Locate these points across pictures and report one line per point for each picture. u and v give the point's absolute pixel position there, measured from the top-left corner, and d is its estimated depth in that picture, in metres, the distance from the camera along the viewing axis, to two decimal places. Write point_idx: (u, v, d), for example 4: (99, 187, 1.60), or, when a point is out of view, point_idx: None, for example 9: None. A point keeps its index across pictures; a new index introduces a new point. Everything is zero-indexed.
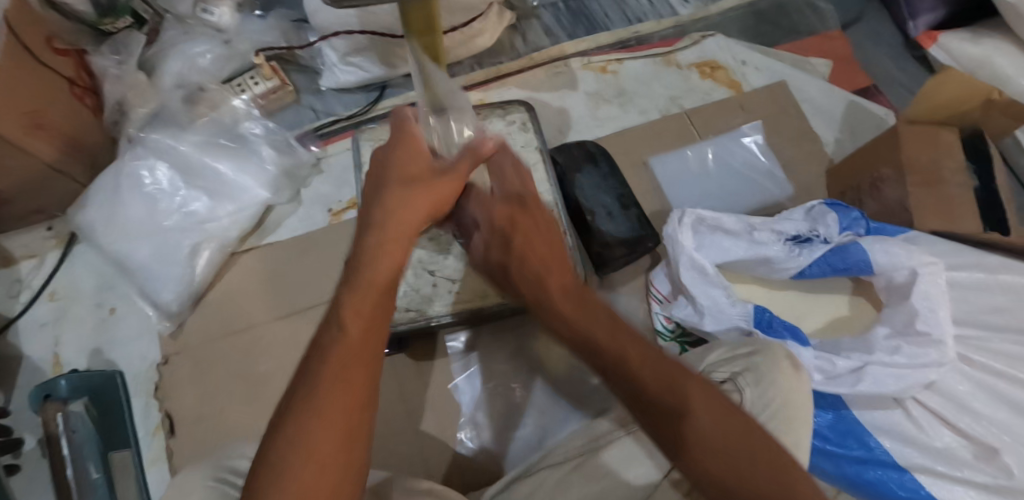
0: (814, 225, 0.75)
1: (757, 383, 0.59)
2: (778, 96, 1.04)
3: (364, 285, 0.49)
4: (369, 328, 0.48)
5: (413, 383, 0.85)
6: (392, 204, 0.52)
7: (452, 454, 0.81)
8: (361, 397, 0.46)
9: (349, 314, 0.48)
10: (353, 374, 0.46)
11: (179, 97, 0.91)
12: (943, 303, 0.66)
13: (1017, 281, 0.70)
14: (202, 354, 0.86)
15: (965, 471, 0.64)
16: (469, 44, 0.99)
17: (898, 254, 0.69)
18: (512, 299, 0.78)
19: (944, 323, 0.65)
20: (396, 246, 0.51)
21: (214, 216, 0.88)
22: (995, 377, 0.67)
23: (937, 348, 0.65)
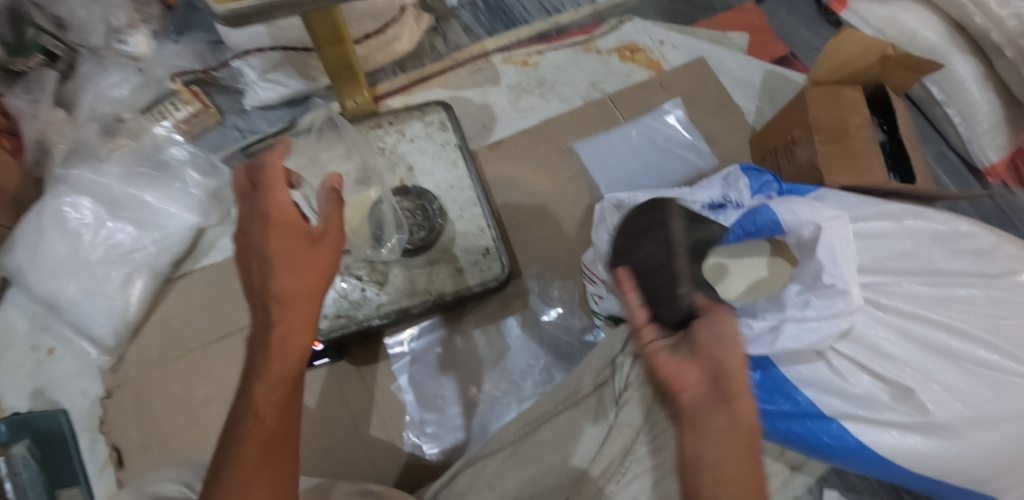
0: (727, 191, 0.78)
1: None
2: (696, 72, 1.06)
3: (280, 354, 0.56)
4: (283, 400, 0.56)
5: (356, 388, 0.85)
6: (282, 273, 0.56)
7: (400, 454, 0.82)
8: (282, 470, 0.54)
9: (262, 395, 0.55)
10: (274, 452, 0.54)
11: (95, 129, 0.91)
12: (847, 256, 0.68)
13: (918, 225, 0.73)
14: (142, 385, 0.86)
15: (885, 413, 0.68)
16: (387, 49, 1.00)
17: (804, 212, 0.71)
18: (439, 295, 0.79)
19: (849, 272, 0.68)
20: (300, 313, 0.57)
21: (141, 246, 0.88)
22: (903, 319, 0.70)
23: (843, 297, 0.67)
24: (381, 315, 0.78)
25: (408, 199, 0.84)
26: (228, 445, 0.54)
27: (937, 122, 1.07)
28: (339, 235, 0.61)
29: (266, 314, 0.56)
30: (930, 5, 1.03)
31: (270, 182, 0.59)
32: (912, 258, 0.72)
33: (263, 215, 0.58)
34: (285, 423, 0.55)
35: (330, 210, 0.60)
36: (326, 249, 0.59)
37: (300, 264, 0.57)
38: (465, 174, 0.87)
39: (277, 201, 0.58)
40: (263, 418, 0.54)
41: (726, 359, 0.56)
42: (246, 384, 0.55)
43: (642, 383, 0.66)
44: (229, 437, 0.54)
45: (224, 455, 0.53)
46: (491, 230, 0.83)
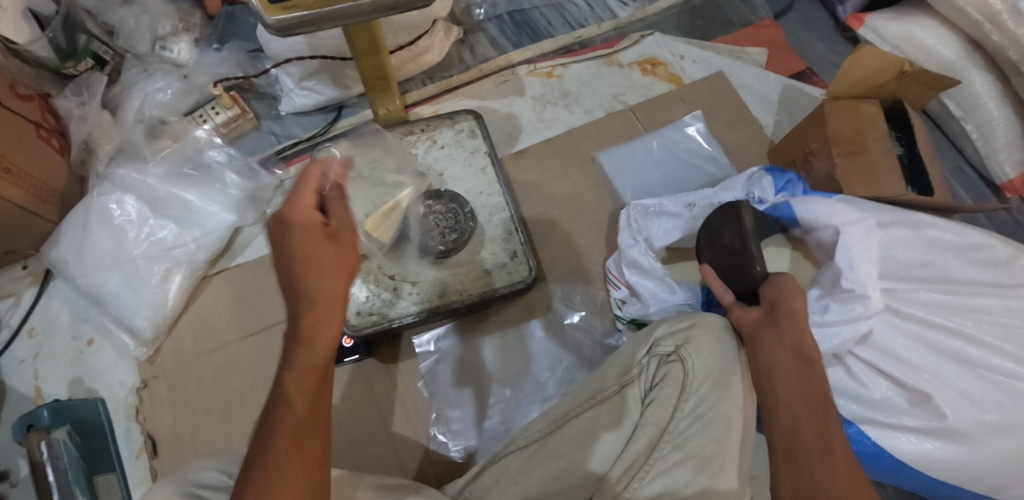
0: (750, 188, 0.80)
1: (698, 352, 0.68)
2: (716, 86, 1.09)
3: (309, 345, 0.56)
4: (311, 389, 0.55)
5: (383, 385, 0.87)
6: (308, 270, 0.57)
7: (426, 450, 0.84)
8: (313, 460, 0.53)
9: (294, 384, 0.54)
10: (306, 441, 0.53)
11: (141, 131, 0.96)
12: (866, 262, 0.70)
13: (939, 234, 0.75)
14: (178, 377, 0.90)
15: (902, 418, 0.70)
16: (418, 60, 1.04)
17: (822, 213, 0.73)
18: (468, 295, 0.82)
19: (869, 279, 0.69)
20: (323, 307, 0.57)
21: (181, 242, 0.91)
22: (922, 326, 0.71)
23: (863, 301, 0.69)
24: (412, 313, 0.81)
25: (441, 201, 0.85)
26: (262, 435, 0.53)
27: (954, 137, 1.09)
28: (352, 231, 0.62)
29: (294, 309, 0.57)
30: (947, 24, 1.06)
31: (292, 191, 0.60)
32: (936, 266, 0.74)
33: (280, 217, 0.59)
34: (316, 417, 0.55)
35: (339, 206, 0.62)
36: (343, 246, 0.60)
37: (322, 259, 0.58)
38: (494, 180, 0.90)
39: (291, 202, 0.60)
40: (295, 409, 0.54)
41: (785, 294, 0.68)
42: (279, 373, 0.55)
43: (670, 386, 0.68)
44: (263, 426, 0.54)
45: (258, 444, 0.53)
46: (518, 234, 0.86)
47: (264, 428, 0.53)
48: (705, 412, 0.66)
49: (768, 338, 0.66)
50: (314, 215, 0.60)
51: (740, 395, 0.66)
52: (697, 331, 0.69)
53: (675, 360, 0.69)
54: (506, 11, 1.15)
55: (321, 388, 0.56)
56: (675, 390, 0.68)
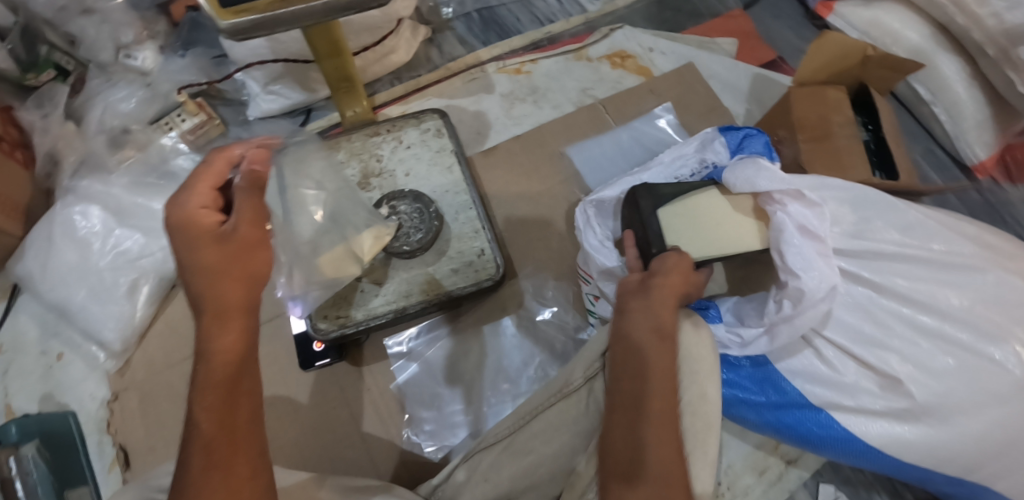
0: (702, 155, 0.80)
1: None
2: (685, 77, 1.09)
3: (211, 361, 0.55)
4: (223, 403, 0.54)
5: (355, 388, 0.87)
6: (204, 286, 0.55)
7: (399, 451, 0.84)
8: (241, 468, 0.54)
9: (207, 373, 0.54)
10: (220, 455, 0.53)
11: (104, 141, 0.95)
12: (807, 242, 0.68)
13: (920, 217, 0.73)
14: (149, 388, 0.89)
15: (872, 402, 0.69)
16: (384, 60, 1.03)
17: (743, 185, 0.73)
18: (436, 294, 0.81)
19: (804, 263, 0.68)
20: (221, 325, 0.55)
21: (148, 252, 0.90)
22: (901, 302, 0.71)
23: (811, 287, 0.67)
24: (377, 315, 0.80)
25: (405, 200, 0.85)
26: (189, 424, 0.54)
27: (925, 122, 1.09)
28: (255, 225, 0.59)
29: (197, 322, 0.56)
30: (912, 8, 1.06)
31: (176, 193, 0.57)
32: (906, 240, 0.72)
33: (168, 220, 0.57)
34: (234, 404, 0.55)
35: (243, 201, 0.58)
36: (239, 244, 0.57)
37: (218, 267, 0.56)
38: (460, 178, 0.89)
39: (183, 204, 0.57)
40: (213, 399, 0.54)
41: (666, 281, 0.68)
42: (198, 364, 0.55)
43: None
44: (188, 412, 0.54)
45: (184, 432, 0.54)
46: (485, 232, 0.85)
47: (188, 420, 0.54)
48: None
49: (636, 306, 0.67)
50: (208, 215, 0.57)
51: (706, 382, 0.66)
52: (656, 320, 0.68)
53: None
54: (474, 9, 1.14)
55: (236, 379, 0.55)
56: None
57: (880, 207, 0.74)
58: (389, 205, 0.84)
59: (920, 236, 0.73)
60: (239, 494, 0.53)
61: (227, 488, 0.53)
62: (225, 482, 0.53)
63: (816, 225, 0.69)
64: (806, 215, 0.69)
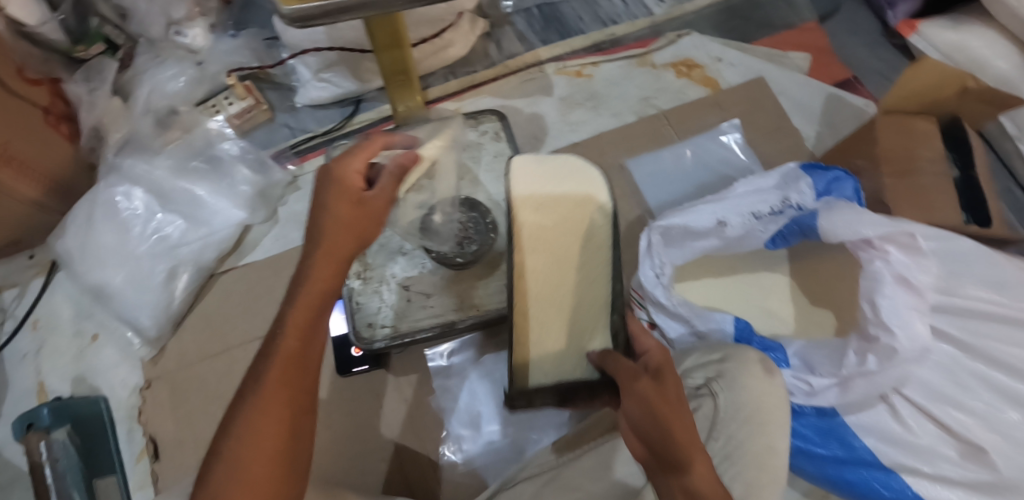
0: (785, 193, 0.74)
1: (729, 386, 0.64)
2: (754, 92, 1.03)
3: (311, 282, 0.57)
4: (305, 340, 0.56)
5: (392, 398, 0.84)
6: (327, 225, 0.58)
7: (435, 467, 0.81)
8: (301, 400, 0.55)
9: (306, 294, 0.57)
10: (291, 378, 0.55)
11: (149, 121, 0.91)
12: (901, 294, 0.65)
13: (1012, 277, 0.69)
14: (182, 379, 0.86)
15: (949, 469, 0.66)
16: (441, 54, 0.99)
17: (842, 231, 0.70)
18: (486, 311, 0.77)
19: (898, 319, 0.65)
20: (326, 267, 0.58)
21: (188, 240, 0.88)
22: (988, 365, 0.68)
23: (905, 341, 0.64)
24: (425, 327, 0.77)
25: (462, 210, 0.80)
26: (246, 413, 0.53)
27: (1007, 159, 1.02)
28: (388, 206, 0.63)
29: (307, 247, 0.59)
30: (1007, 34, 0.99)
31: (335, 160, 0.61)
32: (997, 297, 0.69)
33: (326, 172, 0.60)
34: (316, 328, 0.57)
35: (387, 180, 0.62)
36: (374, 211, 0.61)
37: (338, 226, 0.58)
38: None
39: (318, 219, 0.59)
40: (273, 393, 0.54)
41: (652, 397, 0.55)
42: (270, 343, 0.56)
43: (699, 422, 0.64)
44: (247, 391, 0.55)
45: (235, 408, 0.54)
46: None
47: (250, 396, 0.54)
48: (733, 452, 0.61)
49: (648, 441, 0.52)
50: (356, 180, 0.61)
51: (776, 432, 0.62)
52: (731, 366, 0.66)
53: (705, 393, 0.66)
54: (534, 4, 1.09)
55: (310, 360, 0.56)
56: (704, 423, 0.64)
57: (974, 263, 0.70)
58: None
59: (1014, 294, 0.68)
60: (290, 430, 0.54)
61: (281, 426, 0.53)
62: (281, 419, 0.53)
63: (917, 277, 0.66)
64: (906, 265, 0.66)
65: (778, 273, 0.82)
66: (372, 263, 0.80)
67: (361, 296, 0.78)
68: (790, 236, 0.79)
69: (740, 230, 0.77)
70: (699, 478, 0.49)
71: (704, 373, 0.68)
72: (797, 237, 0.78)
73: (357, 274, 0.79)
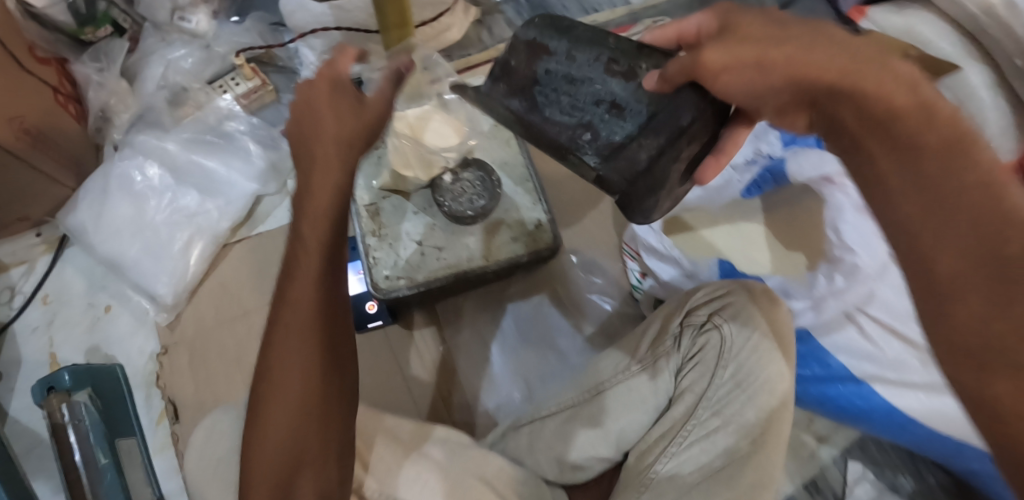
0: (758, 146, 0.85)
1: (735, 319, 0.69)
2: None
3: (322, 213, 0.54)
4: (329, 262, 0.55)
5: (405, 351, 0.89)
6: (327, 137, 0.54)
7: (449, 412, 0.86)
8: (334, 328, 0.56)
9: (324, 213, 0.54)
10: (324, 307, 0.55)
11: (162, 98, 0.95)
12: (863, 223, 0.74)
13: None
14: (200, 343, 0.89)
15: (914, 376, 0.76)
16: (439, 38, 1.06)
17: (807, 171, 0.79)
18: (496, 262, 0.83)
19: (858, 241, 0.73)
20: (353, 181, 0.55)
21: (204, 210, 0.91)
22: None
23: (867, 259, 0.73)
24: (440, 277, 0.82)
25: (469, 168, 0.84)
26: (283, 347, 0.54)
27: None
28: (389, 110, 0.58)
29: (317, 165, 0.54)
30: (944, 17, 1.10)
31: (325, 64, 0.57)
32: None
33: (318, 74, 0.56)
34: (338, 251, 0.56)
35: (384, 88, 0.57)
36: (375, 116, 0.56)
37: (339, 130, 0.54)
38: (518, 152, 0.90)
39: (307, 127, 0.55)
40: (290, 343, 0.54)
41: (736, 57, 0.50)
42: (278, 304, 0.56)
43: (708, 353, 0.70)
44: (274, 323, 0.55)
45: (266, 342, 0.55)
46: (543, 204, 0.86)
47: (283, 331, 0.54)
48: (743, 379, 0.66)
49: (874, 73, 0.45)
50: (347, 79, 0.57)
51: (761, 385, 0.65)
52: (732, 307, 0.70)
53: (711, 327, 0.70)
54: None
55: (330, 304, 0.55)
56: (712, 358, 0.69)
57: None
58: (453, 172, 0.84)
59: None
60: (333, 356, 0.56)
61: (323, 351, 0.55)
62: (320, 346, 0.54)
63: None
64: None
65: (751, 220, 0.88)
66: (386, 222, 0.84)
67: (377, 251, 0.82)
68: (763, 185, 0.87)
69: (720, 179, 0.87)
70: (880, 89, 0.44)
71: (711, 307, 0.71)
72: (768, 186, 0.87)
73: (371, 232, 0.83)
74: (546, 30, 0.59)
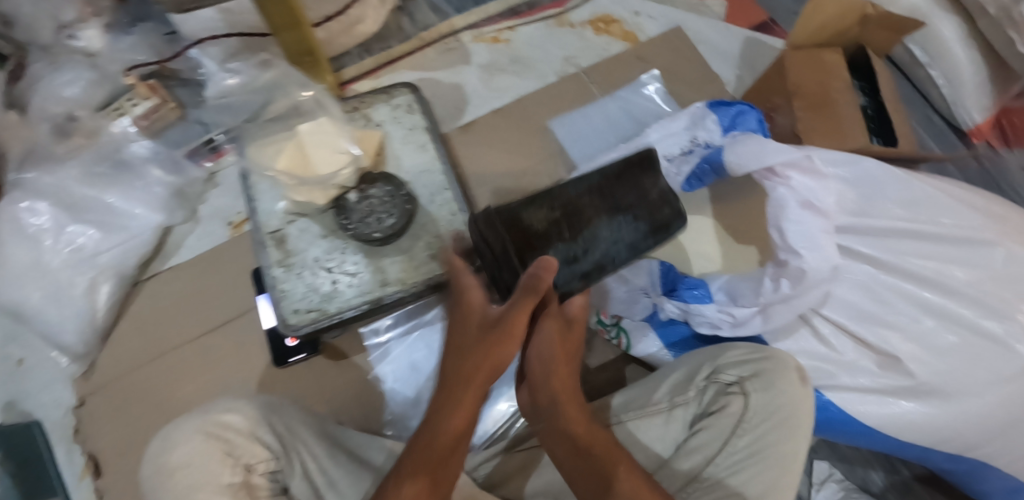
0: (694, 134, 0.77)
1: (766, 388, 0.63)
2: (674, 43, 1.04)
3: (461, 395, 0.58)
4: (447, 448, 0.57)
5: (334, 382, 0.83)
6: (472, 349, 0.60)
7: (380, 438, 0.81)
8: (443, 475, 0.56)
9: (452, 372, 0.60)
10: (437, 461, 0.56)
11: (49, 129, 0.87)
12: (813, 223, 0.65)
13: (925, 191, 0.72)
14: (117, 390, 0.83)
15: (871, 380, 0.69)
16: (350, 32, 0.96)
17: (748, 161, 0.68)
18: (413, 285, 0.76)
19: (802, 242, 0.65)
20: (483, 368, 0.59)
21: (105, 249, 0.84)
22: (902, 278, 0.70)
23: (815, 264, 0.65)
24: (355, 306, 0.75)
25: (377, 185, 0.78)
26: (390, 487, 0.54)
27: (922, 87, 1.01)
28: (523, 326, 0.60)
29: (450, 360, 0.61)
30: None
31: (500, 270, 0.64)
32: (912, 215, 0.71)
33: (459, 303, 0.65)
34: (461, 421, 0.58)
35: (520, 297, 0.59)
36: (510, 326, 0.59)
37: (481, 348, 0.59)
38: (435, 157, 0.83)
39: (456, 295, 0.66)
40: (430, 453, 0.56)
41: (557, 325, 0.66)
42: (420, 434, 0.58)
43: (727, 419, 0.63)
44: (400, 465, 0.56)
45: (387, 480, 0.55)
46: (463, 214, 0.79)
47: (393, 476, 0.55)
48: (760, 449, 0.61)
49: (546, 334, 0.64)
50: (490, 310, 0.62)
51: (804, 440, 0.62)
52: (769, 368, 0.64)
53: (738, 392, 0.64)
54: None
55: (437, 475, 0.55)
56: (732, 422, 0.63)
57: (884, 184, 0.72)
58: (360, 189, 0.78)
59: (925, 210, 0.71)
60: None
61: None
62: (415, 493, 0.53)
63: (821, 200, 0.66)
64: (811, 188, 0.66)
65: (699, 217, 0.83)
66: (295, 249, 0.77)
67: (285, 283, 0.76)
68: (705, 179, 0.77)
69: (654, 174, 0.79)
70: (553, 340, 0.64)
71: (740, 370, 0.65)
72: (710, 178, 0.77)
73: (278, 262, 0.77)
74: (609, 247, 0.69)
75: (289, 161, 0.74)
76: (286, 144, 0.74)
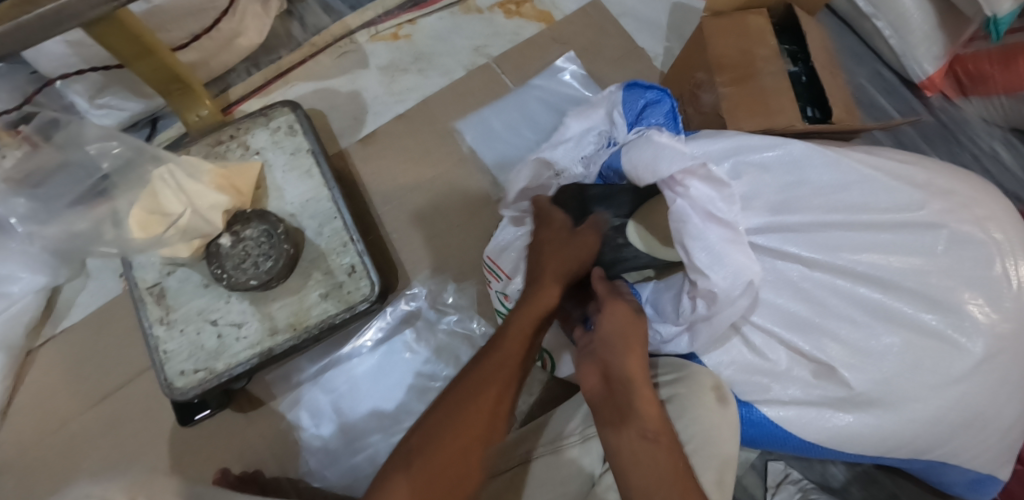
0: (605, 127, 0.69)
1: (678, 416, 0.59)
2: (592, 19, 0.94)
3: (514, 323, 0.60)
4: (502, 376, 0.57)
5: (247, 435, 0.78)
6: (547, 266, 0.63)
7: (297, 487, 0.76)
8: (487, 417, 0.55)
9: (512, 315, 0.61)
10: (482, 401, 0.56)
11: None
12: (719, 234, 0.57)
13: (867, 171, 0.63)
14: (21, 469, 0.78)
15: (803, 391, 0.62)
16: (229, 46, 0.85)
17: (646, 172, 0.62)
18: (304, 330, 0.70)
19: (708, 260, 0.57)
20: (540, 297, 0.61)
21: None
22: (834, 275, 0.62)
23: (728, 282, 0.57)
24: (244, 360, 0.69)
25: (252, 225, 0.71)
26: (442, 417, 0.55)
27: (869, 39, 0.91)
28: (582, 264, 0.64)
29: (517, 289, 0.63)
30: None
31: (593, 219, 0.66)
32: (842, 203, 0.62)
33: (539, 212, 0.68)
34: (486, 387, 0.56)
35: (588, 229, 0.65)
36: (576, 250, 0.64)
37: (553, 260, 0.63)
38: (322, 183, 0.76)
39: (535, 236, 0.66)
40: (484, 369, 0.57)
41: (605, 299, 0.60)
42: (462, 373, 0.58)
43: None
44: (447, 395, 0.57)
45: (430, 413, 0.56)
46: (356, 244, 0.73)
47: (442, 406, 0.56)
48: None
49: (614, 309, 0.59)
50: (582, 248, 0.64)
51: (720, 469, 0.58)
52: (682, 393, 0.60)
53: None
54: None
55: (496, 406, 0.56)
56: None
57: (811, 166, 0.63)
58: (233, 232, 0.71)
59: (858, 195, 0.62)
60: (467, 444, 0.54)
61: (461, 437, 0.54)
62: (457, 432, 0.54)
63: (722, 208, 0.58)
64: (710, 197, 0.58)
65: None
66: (175, 304, 0.71)
67: (167, 342, 0.70)
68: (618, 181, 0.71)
69: (564, 180, 0.71)
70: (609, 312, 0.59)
71: (656, 394, 0.62)
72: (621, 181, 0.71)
73: (158, 320, 0.70)
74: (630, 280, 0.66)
75: (151, 216, 0.66)
76: (147, 197, 0.67)
